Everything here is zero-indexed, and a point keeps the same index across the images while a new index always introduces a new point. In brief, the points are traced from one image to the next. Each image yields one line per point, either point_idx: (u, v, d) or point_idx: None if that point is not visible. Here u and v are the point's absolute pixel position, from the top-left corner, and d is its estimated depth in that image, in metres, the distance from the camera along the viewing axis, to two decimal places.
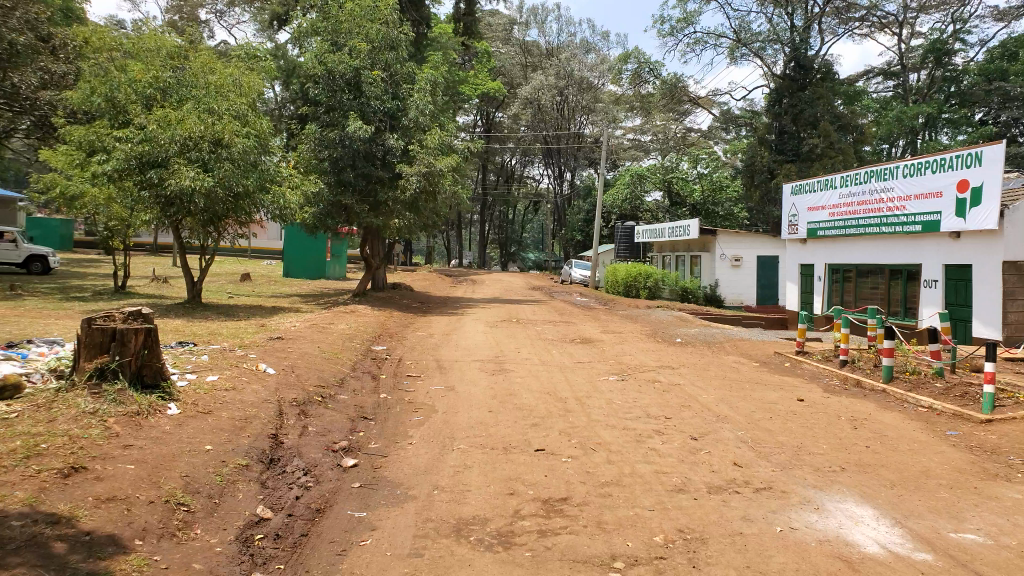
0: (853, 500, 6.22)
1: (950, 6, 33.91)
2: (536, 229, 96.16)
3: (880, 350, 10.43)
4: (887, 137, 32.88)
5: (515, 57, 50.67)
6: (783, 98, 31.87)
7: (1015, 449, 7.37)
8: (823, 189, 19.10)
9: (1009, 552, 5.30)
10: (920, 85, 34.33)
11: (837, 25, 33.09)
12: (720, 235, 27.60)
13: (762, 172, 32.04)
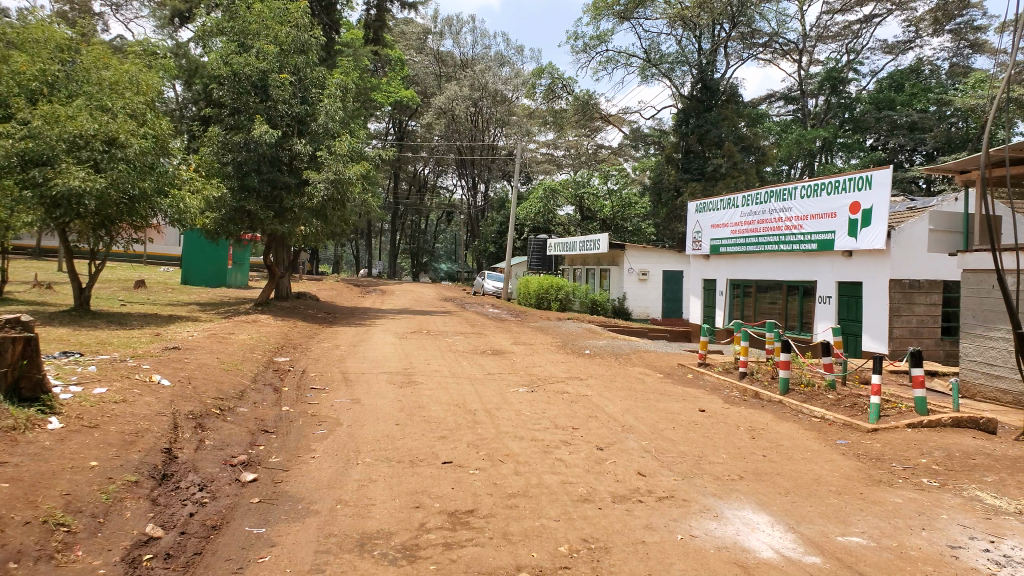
0: (750, 507, 6.46)
1: (845, 37, 36.03)
2: (448, 240, 96.07)
3: (776, 362, 10.90)
4: (786, 159, 34.60)
5: (429, 66, 50.58)
6: (690, 119, 33.06)
7: (897, 456, 7.85)
8: (725, 208, 19.91)
9: (890, 554, 5.63)
10: (817, 111, 36.40)
11: (742, 49, 34.62)
12: (628, 250, 28.18)
13: (670, 190, 33.61)
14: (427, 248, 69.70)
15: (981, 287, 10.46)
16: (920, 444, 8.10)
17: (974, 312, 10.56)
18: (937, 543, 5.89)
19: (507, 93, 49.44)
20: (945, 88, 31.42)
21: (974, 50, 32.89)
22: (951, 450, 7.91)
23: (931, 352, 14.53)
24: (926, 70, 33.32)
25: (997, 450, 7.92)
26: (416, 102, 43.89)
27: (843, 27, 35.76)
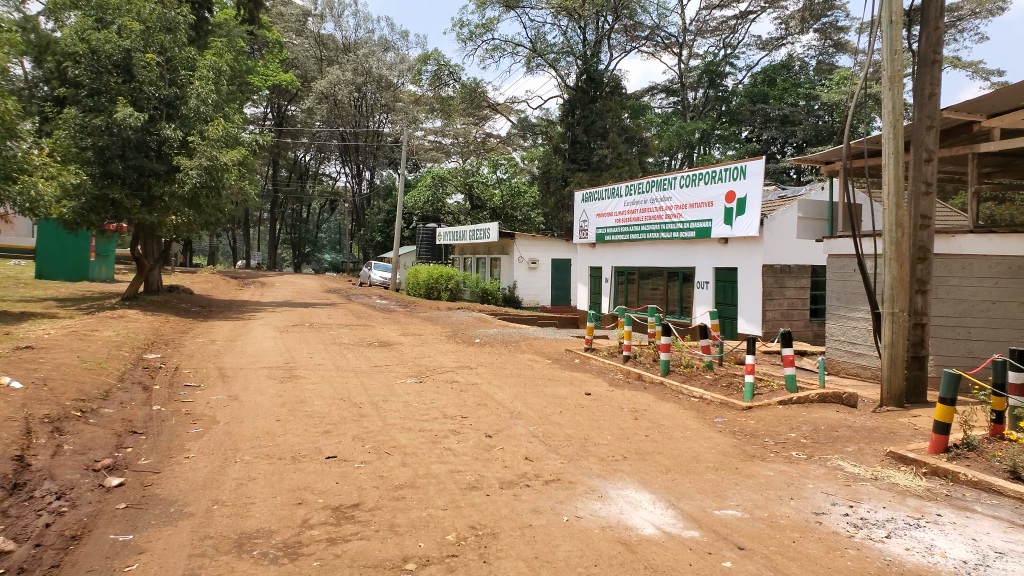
0: (634, 486, 6.66)
1: (722, 32, 37.62)
2: (332, 229, 94.04)
3: (658, 346, 11.31)
4: (667, 151, 35.91)
5: (309, 49, 49.19)
6: (576, 109, 33.68)
7: (769, 432, 8.30)
8: (610, 197, 20.44)
9: (761, 524, 5.97)
10: (695, 103, 38.01)
11: (626, 41, 35.58)
12: (517, 238, 28.50)
13: (558, 179, 33.99)
14: (309, 238, 67.69)
15: (844, 270, 11.18)
16: (789, 420, 8.62)
17: (839, 295, 11.29)
18: (804, 511, 6.31)
19: (392, 79, 48.54)
20: (813, 84, 33.38)
21: (837, 49, 35.12)
22: (817, 424, 8.47)
23: (800, 332, 15.54)
24: (795, 66, 35.28)
25: (857, 422, 8.56)
26: (296, 87, 42.52)
27: (720, 22, 37.36)
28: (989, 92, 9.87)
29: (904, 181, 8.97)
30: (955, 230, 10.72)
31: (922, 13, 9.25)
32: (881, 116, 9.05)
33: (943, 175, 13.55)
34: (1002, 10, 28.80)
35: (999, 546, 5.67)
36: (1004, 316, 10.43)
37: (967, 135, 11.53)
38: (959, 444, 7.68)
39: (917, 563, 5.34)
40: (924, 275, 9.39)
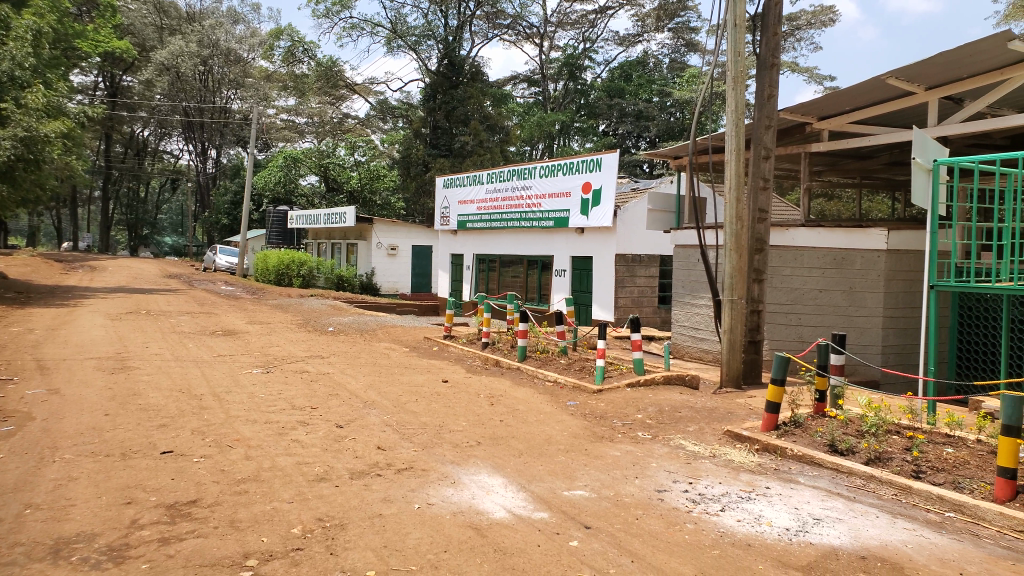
0: (486, 471, 6.73)
1: (582, 26, 38.62)
2: (173, 211, 88.39)
3: (515, 332, 11.48)
4: (528, 141, 36.49)
5: (148, 16, 46.02)
6: (437, 94, 33.43)
7: (618, 414, 8.63)
8: (471, 184, 20.55)
9: (608, 502, 6.19)
10: (555, 94, 38.90)
11: (488, 29, 36.09)
12: (376, 224, 28.01)
13: (418, 164, 33.97)
14: (147, 219, 63.09)
15: (690, 260, 11.84)
16: (637, 402, 9.01)
17: (684, 283, 11.93)
18: (647, 489, 6.60)
19: (242, 53, 46.46)
20: (666, 81, 34.80)
21: (689, 49, 36.89)
22: (662, 405, 8.91)
23: (650, 319, 16.30)
24: (650, 63, 36.76)
25: (698, 403, 9.08)
26: (135, 56, 39.62)
27: (581, 16, 38.33)
28: (819, 96, 10.70)
29: (744, 177, 9.57)
30: (788, 224, 11.64)
31: (762, 19, 9.86)
32: (726, 114, 9.57)
33: (780, 172, 14.62)
34: (832, 22, 31.40)
35: (818, 513, 6.20)
36: (829, 303, 11.30)
37: (800, 136, 12.45)
38: (788, 422, 8.34)
39: (747, 533, 5.73)
40: (760, 265, 10.06)
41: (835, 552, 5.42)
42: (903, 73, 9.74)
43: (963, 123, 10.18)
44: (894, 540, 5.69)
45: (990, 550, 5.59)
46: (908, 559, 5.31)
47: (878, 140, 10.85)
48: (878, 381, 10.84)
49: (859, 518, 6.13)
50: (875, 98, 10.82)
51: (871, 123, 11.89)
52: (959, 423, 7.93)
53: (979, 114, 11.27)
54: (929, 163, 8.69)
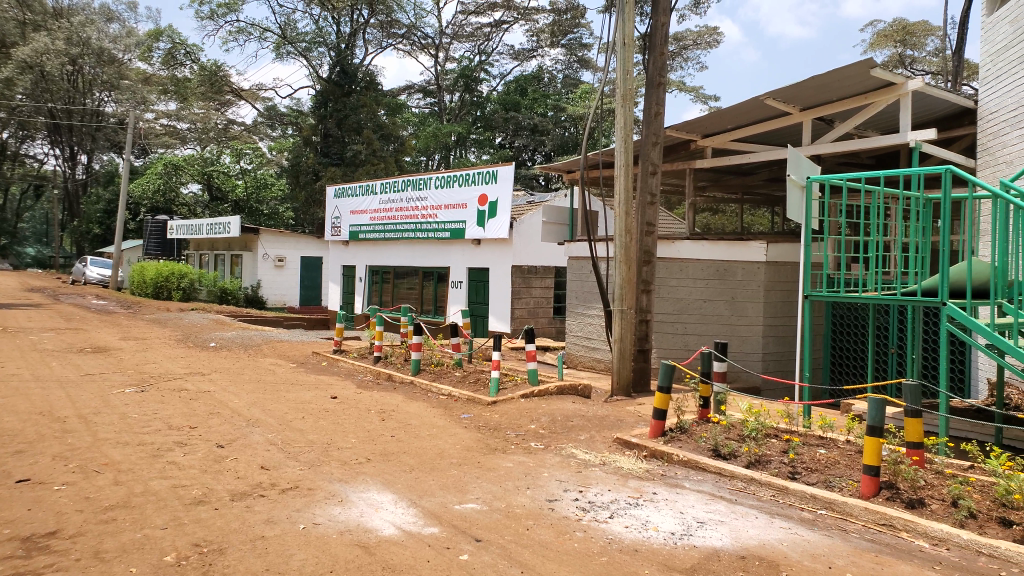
0: (375, 488, 6.61)
1: (477, 39, 38.87)
2: (38, 219, 82.60)
3: (409, 346, 11.39)
4: (423, 151, 36.33)
5: (9, 10, 43.05)
6: (328, 102, 32.72)
7: (511, 425, 8.68)
8: (364, 194, 20.27)
9: (499, 514, 6.21)
10: (451, 105, 39.00)
11: (381, 38, 35.88)
12: (262, 234, 27.60)
13: (308, 172, 32.85)
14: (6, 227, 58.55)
15: (582, 271, 12.12)
16: (530, 412, 9.09)
17: (577, 294, 12.18)
18: (538, 499, 6.66)
19: (116, 53, 44.10)
20: (560, 97, 35.43)
21: (581, 65, 37.79)
22: (555, 415, 9.04)
23: (545, 330, 16.52)
24: (545, 78, 37.37)
25: (590, 412, 9.26)
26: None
27: (476, 29, 38.63)
28: (703, 115, 11.18)
29: (633, 192, 9.88)
30: (675, 237, 12.07)
31: (650, 39, 10.19)
32: (615, 130, 9.85)
33: (668, 187, 15.19)
34: (716, 43, 32.97)
35: (701, 517, 6.43)
36: (713, 313, 11.79)
37: (686, 152, 12.96)
38: (674, 428, 8.63)
39: (634, 538, 5.87)
40: (649, 276, 10.40)
41: (716, 554, 5.62)
42: (779, 95, 10.31)
43: (833, 143, 10.88)
44: (771, 539, 5.97)
45: (857, 543, 5.95)
46: (783, 557, 5.57)
47: (757, 158, 11.44)
48: (759, 387, 11.38)
49: (739, 519, 6.40)
50: (755, 117, 11.41)
51: (751, 141, 12.54)
52: (830, 425, 8.42)
53: (847, 135, 12.08)
54: (802, 180, 9.21)
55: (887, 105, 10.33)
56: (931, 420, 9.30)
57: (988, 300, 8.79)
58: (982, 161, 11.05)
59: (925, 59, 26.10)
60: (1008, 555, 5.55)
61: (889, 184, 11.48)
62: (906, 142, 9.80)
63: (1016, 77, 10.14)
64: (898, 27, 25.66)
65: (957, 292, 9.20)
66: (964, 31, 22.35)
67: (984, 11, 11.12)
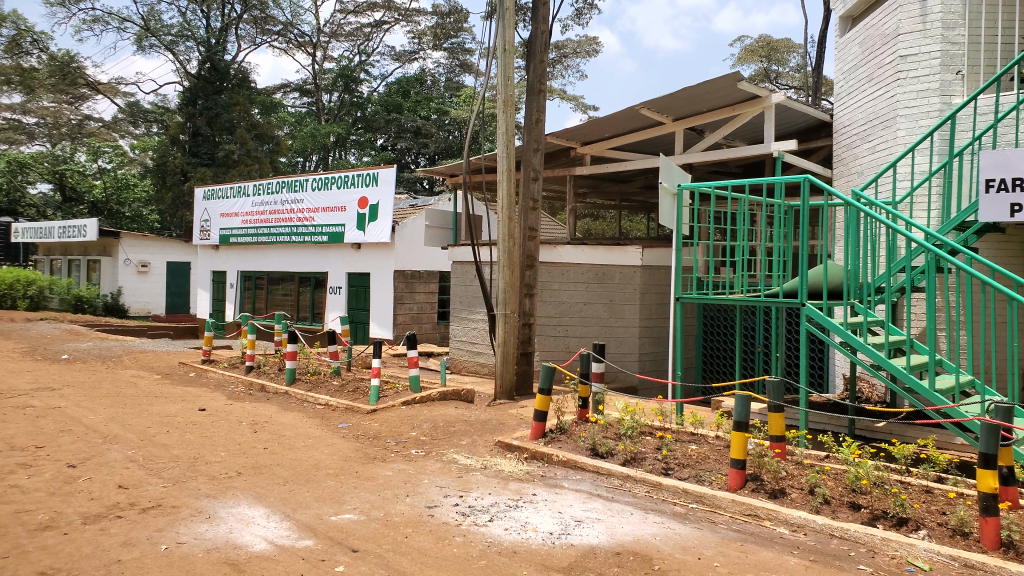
0: (247, 502, 6.36)
1: (357, 39, 38.24)
2: None
3: (284, 355, 11.07)
4: (301, 151, 35.37)
5: None
6: (197, 99, 31.21)
7: (391, 433, 8.58)
8: (235, 196, 19.55)
9: (378, 524, 6.12)
10: (330, 105, 38.19)
11: (255, 34, 34.78)
12: (123, 238, 26.55)
13: (175, 173, 30.84)
14: None
15: (465, 276, 12.16)
16: (411, 419, 9.03)
17: (460, 299, 12.20)
18: (418, 506, 6.61)
19: None
20: (443, 100, 35.39)
21: (463, 69, 37.89)
22: (437, 421, 9.01)
23: (429, 335, 16.45)
24: (427, 81, 37.19)
25: (472, 416, 9.30)
26: None
27: (355, 28, 38.04)
28: (582, 123, 11.45)
29: (515, 198, 9.99)
30: (556, 242, 12.30)
31: (530, 46, 10.32)
32: (497, 136, 9.92)
33: (550, 193, 15.51)
34: (595, 53, 33.98)
35: (579, 515, 6.58)
36: (593, 315, 12.11)
37: (566, 159, 13.25)
38: (554, 430, 8.79)
39: (513, 540, 5.93)
40: (531, 280, 10.54)
41: (593, 551, 5.76)
42: (654, 105, 10.70)
43: (703, 152, 11.42)
44: (645, 533, 6.19)
45: (723, 534, 6.26)
46: (656, 551, 5.78)
47: (634, 165, 11.84)
48: (636, 387, 11.79)
49: (615, 516, 6.60)
50: (631, 127, 11.79)
51: (629, 149, 12.98)
52: (701, 422, 8.82)
53: (717, 145, 12.72)
54: (674, 188, 9.59)
55: (752, 117, 10.94)
56: (792, 414, 9.92)
57: (841, 301, 9.44)
58: (837, 171, 11.90)
59: (788, 74, 27.89)
60: (858, 537, 5.99)
61: (755, 193, 12.18)
62: (769, 152, 10.41)
63: (865, 94, 10.99)
64: (762, 43, 27.32)
65: (814, 293, 9.85)
66: (822, 50, 24.04)
67: (836, 32, 11.99)
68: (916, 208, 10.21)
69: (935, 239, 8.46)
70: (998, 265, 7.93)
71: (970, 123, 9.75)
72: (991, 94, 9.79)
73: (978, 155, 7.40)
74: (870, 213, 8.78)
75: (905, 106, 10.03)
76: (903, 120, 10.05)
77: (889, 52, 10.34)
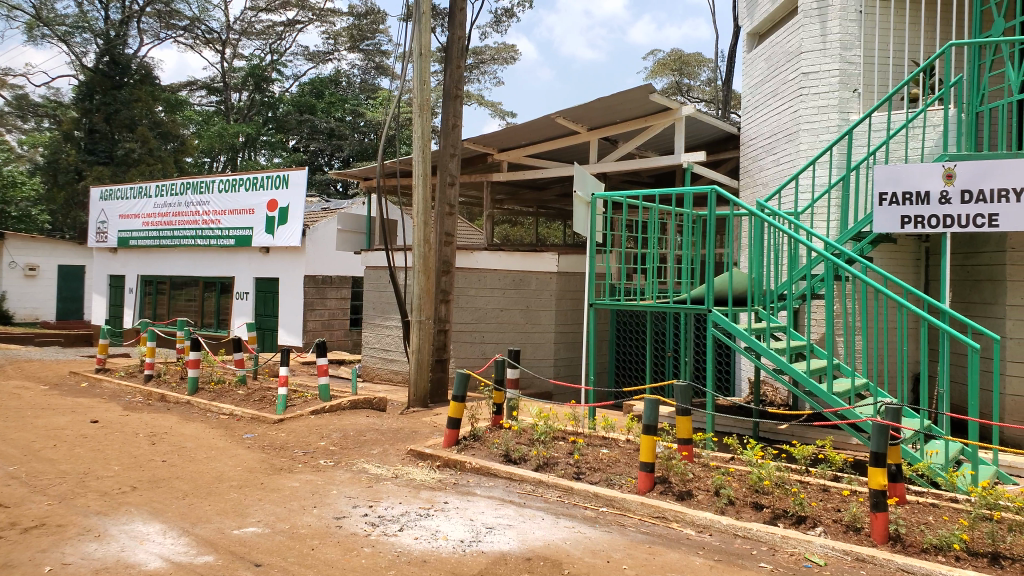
0: (141, 518, 6.08)
1: (268, 37, 37.31)
2: None
3: (186, 363, 10.66)
4: (208, 152, 34.20)
5: None
6: (94, 94, 29.63)
7: (299, 443, 8.38)
8: (136, 197, 18.77)
9: (282, 536, 5.95)
10: (240, 105, 37.14)
11: (159, 28, 33.47)
12: (9, 240, 24.95)
13: (68, 171, 29.24)
14: None
15: (379, 281, 12.03)
16: (320, 429, 8.85)
17: (374, 305, 12.06)
18: (326, 517, 6.47)
19: None
20: (358, 102, 34.94)
21: (379, 72, 37.51)
22: (347, 430, 8.87)
23: (341, 342, 16.16)
24: (342, 82, 36.64)
25: (384, 425, 9.19)
26: None
27: (267, 27, 37.12)
28: (499, 130, 11.48)
29: (430, 203, 9.92)
30: (473, 248, 12.31)
31: (447, 51, 10.28)
32: (413, 140, 9.83)
33: (466, 198, 15.52)
34: (512, 60, 34.32)
35: (490, 522, 6.58)
36: (509, 321, 12.17)
37: (483, 165, 13.29)
38: (467, 437, 8.78)
39: (423, 549, 5.87)
40: (447, 286, 10.48)
41: (503, 557, 5.77)
42: (569, 114, 10.85)
43: (617, 162, 11.66)
44: (555, 538, 6.24)
45: (632, 537, 6.38)
46: (566, 555, 5.84)
47: (550, 173, 11.99)
48: (550, 393, 11.93)
49: (527, 522, 6.63)
50: (547, 135, 11.92)
51: (545, 157, 13.12)
52: (612, 427, 8.98)
53: (630, 155, 13.02)
54: (588, 197, 9.74)
55: (663, 128, 11.25)
56: (699, 418, 10.24)
57: (746, 307, 9.76)
58: (743, 183, 12.36)
59: (699, 88, 28.78)
60: (759, 535, 6.20)
61: (666, 202, 12.52)
62: (679, 163, 10.72)
63: (770, 109, 11.45)
64: (674, 57, 28.19)
65: (721, 299, 10.17)
66: (731, 65, 24.95)
67: (744, 48, 12.47)
68: (816, 218, 10.72)
69: (833, 248, 8.87)
70: (890, 274, 8.35)
71: (865, 139, 10.29)
72: (884, 112, 10.38)
73: (874, 169, 7.70)
74: (773, 223, 9.12)
75: (807, 121, 10.49)
76: (805, 135, 10.50)
77: (793, 69, 10.79)
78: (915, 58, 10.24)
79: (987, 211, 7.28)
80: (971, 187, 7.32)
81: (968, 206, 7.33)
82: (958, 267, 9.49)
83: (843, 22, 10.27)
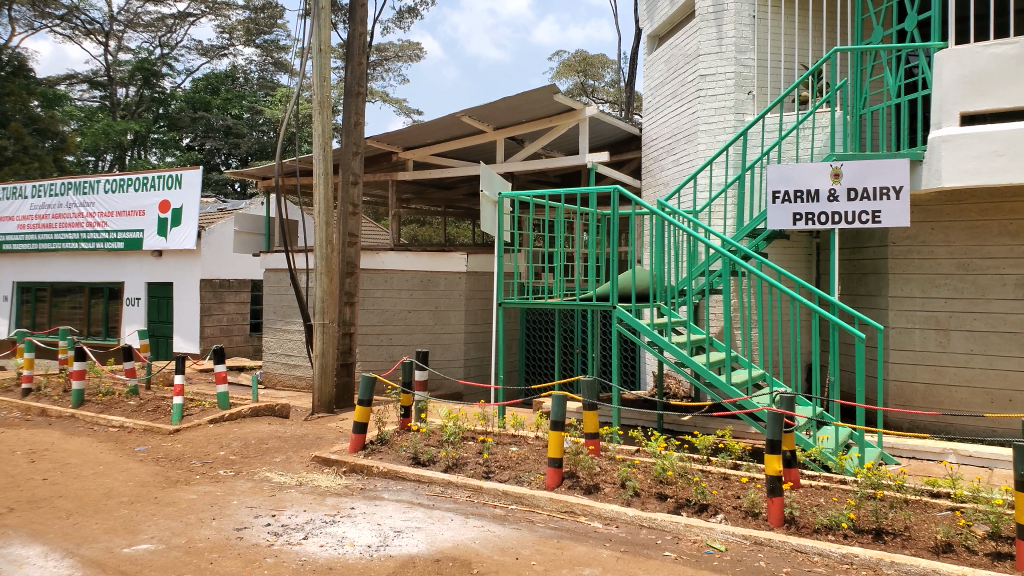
0: (19, 542, 5.69)
1: (157, 29, 35.64)
2: None
3: (69, 374, 10.06)
4: (92, 149, 32.32)
5: None
6: None
7: (196, 454, 8.05)
8: (10, 198, 17.57)
9: (178, 551, 5.69)
10: (127, 101, 35.33)
11: (33, 17, 31.47)
12: None
13: None
14: None
15: (280, 284, 11.69)
16: (219, 438, 8.54)
17: (275, 308, 11.72)
18: (225, 529, 6.23)
19: None
20: (256, 99, 33.89)
21: (278, 68, 36.47)
22: (247, 438, 8.59)
23: (240, 347, 15.67)
24: (239, 78, 35.42)
25: (287, 432, 8.95)
26: None
27: (155, 19, 35.43)
28: (403, 128, 11.34)
29: (333, 203, 9.70)
30: (379, 249, 12.14)
31: (347, 48, 10.07)
32: (313, 138, 9.57)
33: (370, 198, 15.29)
34: (417, 58, 34.07)
35: (398, 526, 6.50)
36: (418, 322, 12.07)
37: (387, 164, 13.12)
38: (374, 441, 8.64)
39: (328, 556, 5.74)
40: (351, 288, 10.27)
41: (411, 560, 5.70)
42: (475, 114, 10.84)
43: (522, 162, 11.74)
44: (464, 538, 6.22)
45: (541, 533, 6.44)
46: (474, 554, 5.83)
47: (455, 173, 11.96)
48: (459, 393, 11.91)
49: (436, 523, 6.58)
50: (452, 134, 11.88)
51: (451, 156, 13.08)
52: (520, 425, 9.05)
53: (535, 155, 13.14)
54: (495, 196, 9.75)
55: (567, 128, 11.41)
56: (605, 413, 10.44)
57: (648, 304, 9.98)
58: (645, 182, 12.69)
59: (603, 89, 29.32)
60: (664, 525, 6.37)
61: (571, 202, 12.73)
62: (582, 162, 10.90)
63: (670, 109, 11.79)
64: (578, 58, 28.67)
65: (625, 297, 10.38)
66: (632, 66, 25.56)
67: (645, 50, 12.80)
68: (714, 216, 11.12)
69: (729, 245, 9.20)
70: (782, 269, 8.72)
71: (759, 139, 10.74)
72: (776, 113, 10.88)
73: (768, 168, 8.03)
74: (673, 221, 9.37)
75: (705, 122, 10.85)
76: (704, 135, 10.86)
77: (691, 71, 11.14)
78: (803, 62, 10.78)
79: (870, 208, 7.72)
80: (856, 185, 7.76)
81: (854, 203, 7.76)
82: (845, 261, 10.05)
83: (737, 26, 10.66)
